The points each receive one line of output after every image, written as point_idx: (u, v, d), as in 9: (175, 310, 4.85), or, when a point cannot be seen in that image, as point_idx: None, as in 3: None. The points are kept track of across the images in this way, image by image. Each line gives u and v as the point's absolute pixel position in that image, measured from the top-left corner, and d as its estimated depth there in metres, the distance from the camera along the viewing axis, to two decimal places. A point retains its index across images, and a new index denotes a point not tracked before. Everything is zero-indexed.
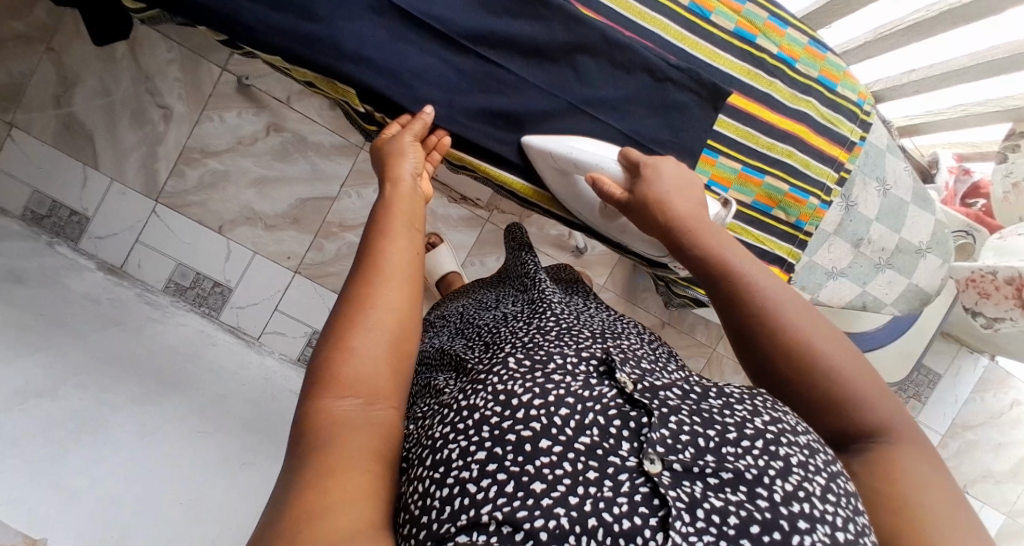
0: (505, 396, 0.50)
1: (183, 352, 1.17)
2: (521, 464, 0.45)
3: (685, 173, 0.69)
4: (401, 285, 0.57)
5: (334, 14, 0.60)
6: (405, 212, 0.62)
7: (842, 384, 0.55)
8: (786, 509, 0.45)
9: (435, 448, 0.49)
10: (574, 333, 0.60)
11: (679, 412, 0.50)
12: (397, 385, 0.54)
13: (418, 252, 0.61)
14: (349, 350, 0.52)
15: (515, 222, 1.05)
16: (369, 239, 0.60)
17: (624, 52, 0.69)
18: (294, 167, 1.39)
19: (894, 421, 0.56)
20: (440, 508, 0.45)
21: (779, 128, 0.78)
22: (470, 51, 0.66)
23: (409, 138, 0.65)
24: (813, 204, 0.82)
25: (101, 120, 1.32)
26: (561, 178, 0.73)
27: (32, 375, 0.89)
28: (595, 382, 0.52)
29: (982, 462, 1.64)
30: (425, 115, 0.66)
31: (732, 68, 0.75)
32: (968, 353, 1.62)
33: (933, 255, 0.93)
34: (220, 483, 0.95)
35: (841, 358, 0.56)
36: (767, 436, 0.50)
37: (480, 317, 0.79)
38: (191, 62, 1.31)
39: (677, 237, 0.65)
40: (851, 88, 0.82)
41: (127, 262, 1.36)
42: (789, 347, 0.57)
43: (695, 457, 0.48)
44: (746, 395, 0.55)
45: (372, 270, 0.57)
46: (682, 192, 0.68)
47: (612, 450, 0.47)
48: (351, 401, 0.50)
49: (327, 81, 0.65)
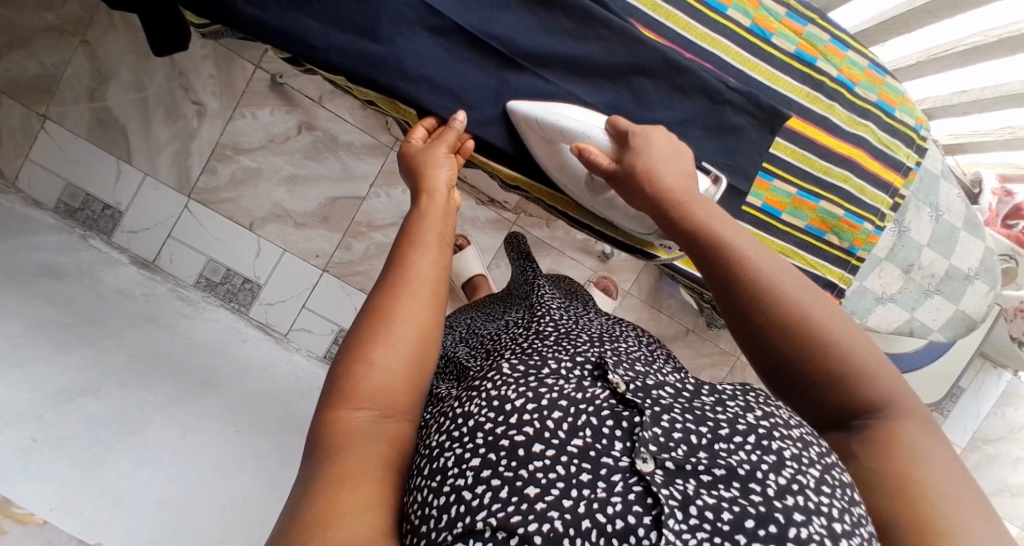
0: (499, 402, 0.50)
1: (217, 349, 1.18)
2: (515, 469, 0.45)
3: (674, 145, 0.65)
4: (415, 291, 0.57)
5: (398, 35, 0.60)
6: (439, 225, 0.61)
7: (843, 362, 0.55)
8: (781, 503, 0.45)
9: (432, 457, 0.49)
10: (572, 338, 0.61)
11: (670, 411, 0.50)
12: (413, 397, 0.54)
13: (445, 266, 0.60)
14: (369, 362, 0.52)
15: (514, 233, 1.08)
16: (398, 247, 0.59)
17: (682, 74, 0.68)
18: (323, 166, 1.39)
19: (897, 394, 0.55)
20: (437, 517, 0.45)
21: (836, 151, 0.77)
22: (530, 71, 0.65)
23: (444, 150, 0.63)
24: (867, 229, 0.81)
25: (135, 114, 1.32)
26: (547, 149, 0.67)
27: (75, 375, 0.90)
28: (587, 384, 0.52)
29: (1002, 477, 1.64)
30: (456, 123, 0.64)
31: (792, 91, 0.75)
32: (992, 368, 1.61)
33: (981, 282, 0.93)
34: (258, 484, 0.97)
35: (837, 328, 0.56)
36: (759, 431, 0.50)
37: (484, 327, 0.80)
38: (224, 59, 1.31)
39: (676, 211, 0.61)
40: (909, 112, 0.81)
41: (159, 256, 1.37)
42: (784, 323, 0.56)
43: (687, 454, 0.48)
44: (738, 391, 0.55)
45: (398, 277, 0.57)
46: (670, 162, 0.63)
47: (605, 451, 0.47)
48: (367, 413, 0.51)
49: (388, 100, 0.65)
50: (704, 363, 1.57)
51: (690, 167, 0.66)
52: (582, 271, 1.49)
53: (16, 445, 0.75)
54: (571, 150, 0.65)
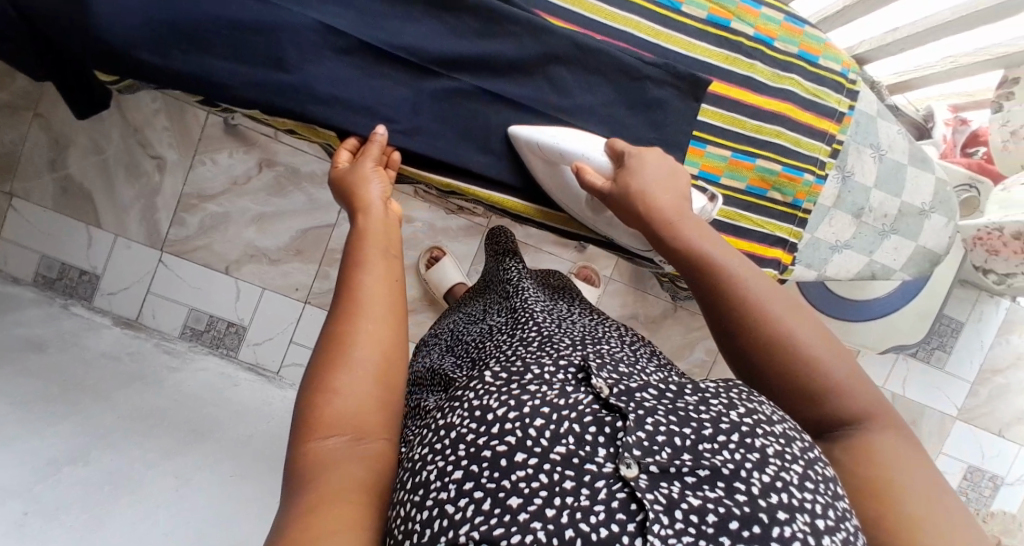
0: (480, 412, 0.50)
1: (207, 396, 1.19)
2: (497, 480, 0.45)
3: (669, 166, 0.68)
4: (374, 310, 0.57)
5: (304, 60, 0.60)
6: (382, 242, 0.62)
7: (825, 376, 0.55)
8: (765, 501, 0.45)
9: (415, 471, 0.49)
10: (554, 342, 0.60)
11: (655, 412, 0.50)
12: (385, 414, 0.54)
13: (396, 279, 0.60)
14: (333, 391, 0.52)
15: (500, 225, 1.10)
16: (344, 271, 0.59)
17: (596, 56, 0.69)
18: (289, 201, 1.40)
19: (877, 408, 0.56)
20: (420, 532, 0.45)
21: (765, 109, 0.77)
22: (444, 76, 0.65)
23: (370, 165, 0.63)
24: (808, 180, 0.81)
25: (97, 178, 1.34)
26: (548, 169, 0.70)
27: (67, 443, 0.91)
28: (571, 389, 0.52)
29: (1014, 405, 1.63)
30: (377, 137, 0.63)
31: (709, 56, 0.74)
32: (989, 297, 1.58)
33: (938, 215, 0.91)
34: (260, 526, 0.98)
35: (824, 348, 0.57)
36: (743, 428, 0.50)
37: (467, 332, 0.79)
38: (176, 110, 1.33)
39: (662, 229, 0.63)
40: (834, 58, 0.81)
41: (142, 314, 1.38)
42: (771, 340, 0.56)
43: (672, 457, 0.47)
44: (721, 388, 0.54)
45: (348, 301, 0.57)
46: (664, 185, 0.65)
47: (588, 458, 0.46)
48: (338, 438, 0.50)
49: (308, 127, 0.65)
50: (696, 337, 1.57)
51: (684, 185, 0.68)
52: (561, 264, 1.49)
53: (9, 520, 0.76)
54: (572, 171, 0.68)
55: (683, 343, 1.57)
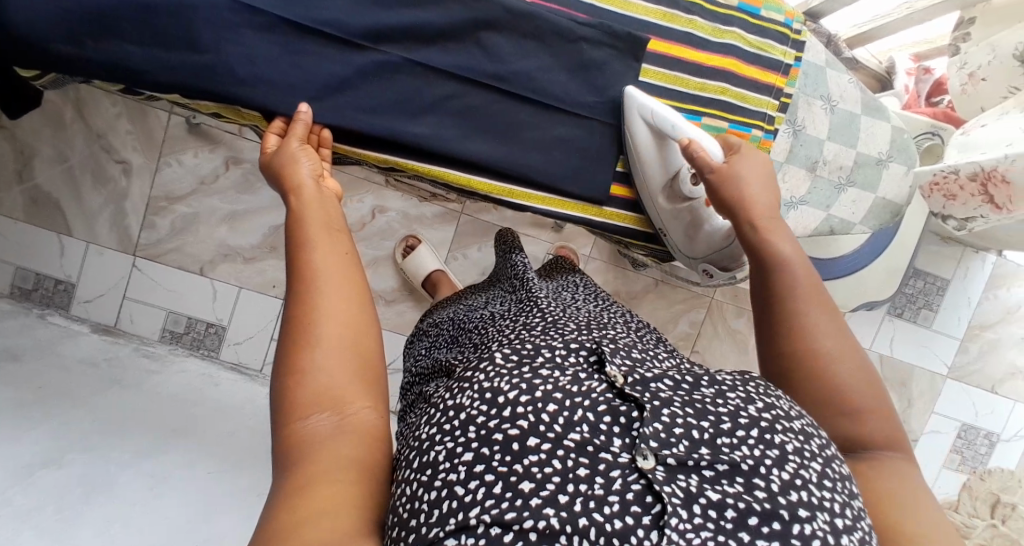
0: (492, 394, 0.48)
1: (186, 397, 1.19)
2: (509, 464, 0.44)
3: (768, 175, 0.72)
4: (340, 290, 0.55)
5: (220, 39, 0.59)
6: (320, 223, 0.60)
7: (854, 397, 0.58)
8: (785, 498, 0.44)
9: (423, 450, 0.48)
10: (559, 326, 0.58)
11: (671, 404, 0.48)
12: (366, 386, 0.52)
13: (348, 252, 0.59)
14: (301, 372, 0.50)
15: (506, 228, 1.07)
16: (291, 254, 0.57)
17: (527, 19, 0.68)
18: (259, 197, 1.39)
19: (897, 438, 0.58)
20: (428, 512, 0.44)
21: (707, 66, 0.76)
22: (372, 49, 0.64)
23: (296, 143, 0.62)
24: (756, 136, 0.81)
25: (64, 186, 1.33)
26: (654, 142, 0.75)
27: (39, 446, 0.91)
28: (584, 376, 0.50)
29: (1007, 360, 1.61)
30: (302, 115, 0.63)
31: (646, 13, 0.73)
32: (974, 253, 1.57)
33: (896, 163, 0.91)
34: (244, 514, 0.99)
35: (857, 377, 0.59)
36: (762, 424, 0.48)
37: (468, 320, 0.76)
38: (138, 113, 1.32)
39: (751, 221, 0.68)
40: (776, 9, 0.80)
41: (119, 319, 1.38)
42: (804, 351, 0.59)
43: (690, 450, 0.46)
44: (738, 381, 0.53)
45: (301, 282, 0.55)
46: (759, 186, 0.70)
47: (603, 447, 0.45)
48: (320, 416, 0.49)
49: (230, 109, 0.65)
50: (679, 312, 1.56)
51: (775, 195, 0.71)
52: (539, 245, 1.48)
53: None
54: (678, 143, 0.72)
55: (668, 317, 1.56)
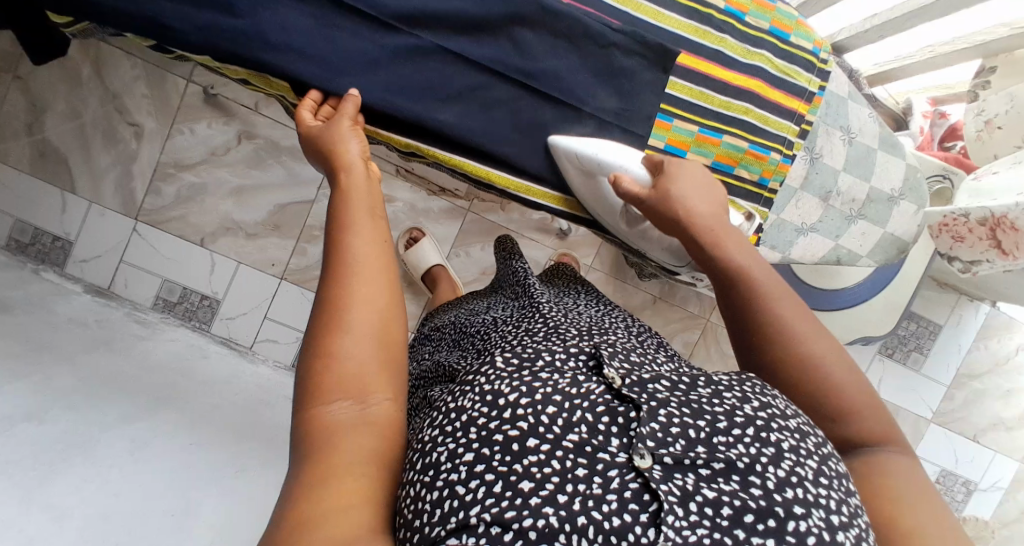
0: (492, 396, 0.48)
1: (175, 366, 1.18)
2: (509, 464, 0.44)
3: (705, 178, 0.71)
4: (371, 276, 0.54)
5: (256, 6, 0.59)
6: (363, 203, 0.59)
7: (847, 398, 0.58)
8: (781, 496, 0.44)
9: (425, 452, 0.48)
10: (561, 331, 0.58)
11: (668, 404, 0.48)
12: (390, 374, 0.52)
13: (385, 239, 0.58)
14: (332, 356, 0.50)
15: (502, 234, 1.07)
16: (332, 234, 0.57)
17: (562, 20, 0.69)
18: (269, 174, 1.39)
19: (891, 431, 0.58)
20: (430, 511, 0.43)
21: (733, 85, 0.77)
22: (405, 32, 0.64)
23: (347, 123, 0.62)
24: (775, 159, 0.82)
25: (74, 143, 1.32)
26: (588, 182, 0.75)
27: (23, 399, 0.89)
28: (582, 378, 0.50)
29: (992, 411, 1.63)
30: (352, 98, 0.63)
31: (678, 27, 0.74)
32: (968, 301, 1.59)
33: (907, 202, 0.93)
34: (229, 487, 0.98)
35: (845, 373, 0.58)
36: (757, 423, 0.48)
37: (471, 324, 0.76)
38: (155, 77, 1.31)
39: (703, 237, 0.67)
40: (806, 37, 0.81)
41: (114, 282, 1.37)
42: (790, 357, 0.59)
43: (686, 449, 0.46)
44: (734, 381, 0.53)
45: (341, 268, 0.54)
46: (698, 193, 0.69)
47: (601, 447, 0.45)
48: (341, 403, 0.48)
49: (258, 75, 0.65)
50: (674, 331, 1.56)
51: (719, 196, 0.71)
52: (542, 250, 1.49)
53: None
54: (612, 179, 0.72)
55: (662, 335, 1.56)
